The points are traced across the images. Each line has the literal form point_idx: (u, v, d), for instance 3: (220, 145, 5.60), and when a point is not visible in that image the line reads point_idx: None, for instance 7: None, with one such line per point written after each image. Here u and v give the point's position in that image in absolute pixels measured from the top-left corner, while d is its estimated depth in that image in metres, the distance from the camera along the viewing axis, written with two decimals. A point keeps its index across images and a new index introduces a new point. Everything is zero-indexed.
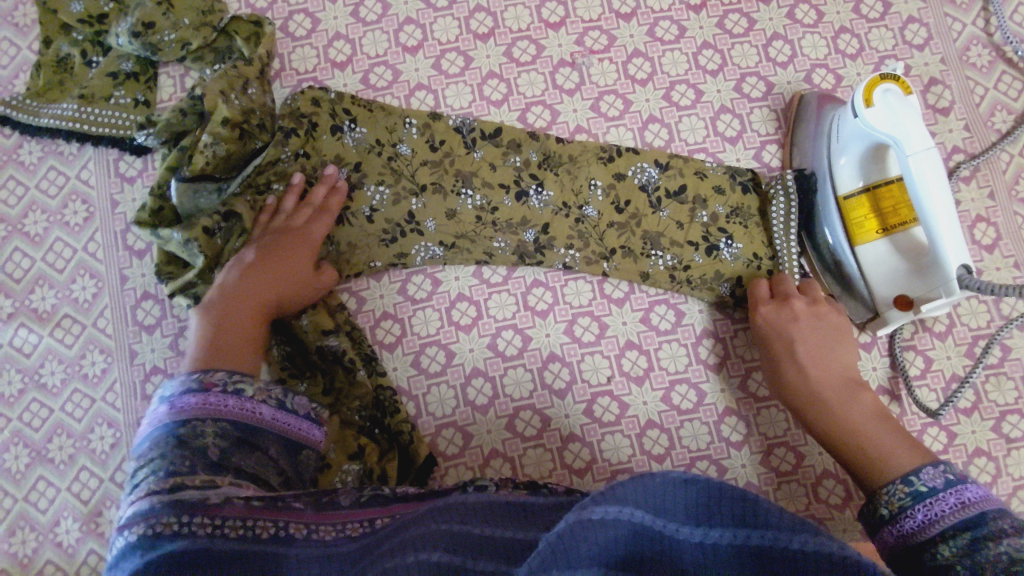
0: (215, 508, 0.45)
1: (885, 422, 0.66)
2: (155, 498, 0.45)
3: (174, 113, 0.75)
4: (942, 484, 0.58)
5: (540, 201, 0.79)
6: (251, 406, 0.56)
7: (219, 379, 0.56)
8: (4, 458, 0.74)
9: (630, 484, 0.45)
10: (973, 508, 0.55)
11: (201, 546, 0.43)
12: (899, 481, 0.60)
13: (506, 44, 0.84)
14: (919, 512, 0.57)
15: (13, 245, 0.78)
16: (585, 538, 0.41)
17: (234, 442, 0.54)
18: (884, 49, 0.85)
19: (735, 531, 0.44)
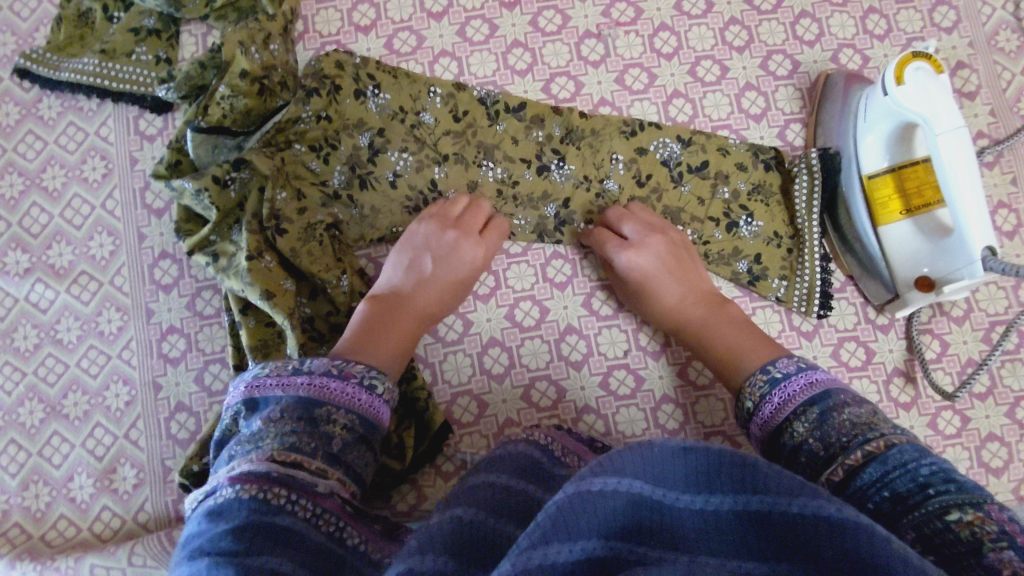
0: (318, 495, 0.50)
1: (746, 329, 0.70)
2: (272, 467, 0.49)
3: (194, 67, 0.75)
4: (796, 371, 0.62)
5: (561, 175, 0.79)
6: (354, 395, 0.57)
7: (358, 371, 0.58)
8: (18, 413, 0.74)
9: (630, 452, 0.43)
10: (820, 386, 0.59)
11: (299, 528, 0.47)
12: (758, 373, 0.64)
13: (532, 14, 0.83)
14: (773, 397, 0.61)
15: (30, 200, 0.78)
16: (582, 513, 0.39)
17: (357, 437, 0.56)
18: (912, 31, 0.84)
19: (736, 497, 0.41)
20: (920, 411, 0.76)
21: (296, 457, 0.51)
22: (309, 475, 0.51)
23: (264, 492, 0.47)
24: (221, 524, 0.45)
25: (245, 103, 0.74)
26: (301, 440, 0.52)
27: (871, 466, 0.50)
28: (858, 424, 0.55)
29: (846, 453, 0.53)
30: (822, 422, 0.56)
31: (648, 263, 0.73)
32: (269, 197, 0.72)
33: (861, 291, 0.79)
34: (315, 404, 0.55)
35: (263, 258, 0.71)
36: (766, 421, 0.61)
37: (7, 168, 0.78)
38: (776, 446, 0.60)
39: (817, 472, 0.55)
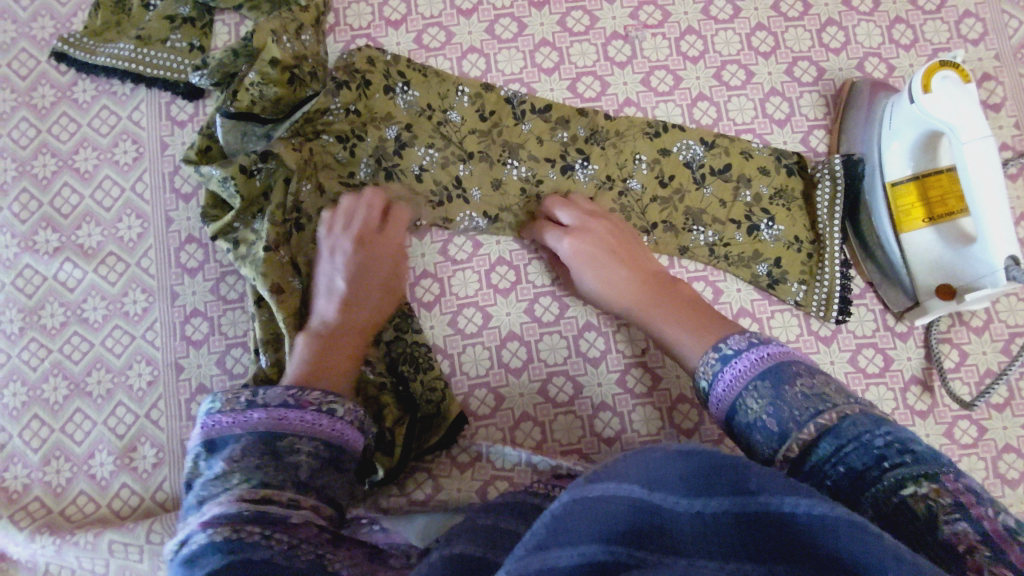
0: (293, 527, 0.48)
1: (688, 307, 0.70)
2: (243, 506, 0.48)
3: (226, 54, 0.75)
4: (746, 346, 0.60)
5: (585, 175, 0.80)
6: (316, 422, 0.55)
7: (316, 398, 0.57)
8: (42, 389, 0.75)
9: (629, 462, 0.46)
10: (770, 360, 0.58)
11: (276, 561, 0.45)
12: (710, 351, 0.63)
13: (561, 14, 0.84)
14: (725, 374, 0.60)
15: (62, 180, 0.79)
16: (581, 517, 0.42)
17: (324, 461, 0.54)
18: (938, 41, 0.85)
19: (732, 498, 0.43)
20: (937, 420, 0.76)
21: (262, 492, 0.49)
22: (281, 508, 0.49)
23: (240, 533, 0.46)
24: (200, 572, 0.44)
25: (275, 92, 0.75)
26: (266, 474, 0.51)
27: (825, 442, 0.51)
28: (811, 397, 0.54)
29: (800, 429, 0.53)
30: (775, 398, 0.55)
31: (588, 247, 0.74)
32: (295, 189, 0.75)
33: (879, 298, 0.79)
34: (276, 436, 0.53)
35: (278, 252, 0.73)
36: (719, 399, 0.60)
37: (40, 148, 0.79)
38: (735, 428, 0.59)
39: (774, 450, 0.54)
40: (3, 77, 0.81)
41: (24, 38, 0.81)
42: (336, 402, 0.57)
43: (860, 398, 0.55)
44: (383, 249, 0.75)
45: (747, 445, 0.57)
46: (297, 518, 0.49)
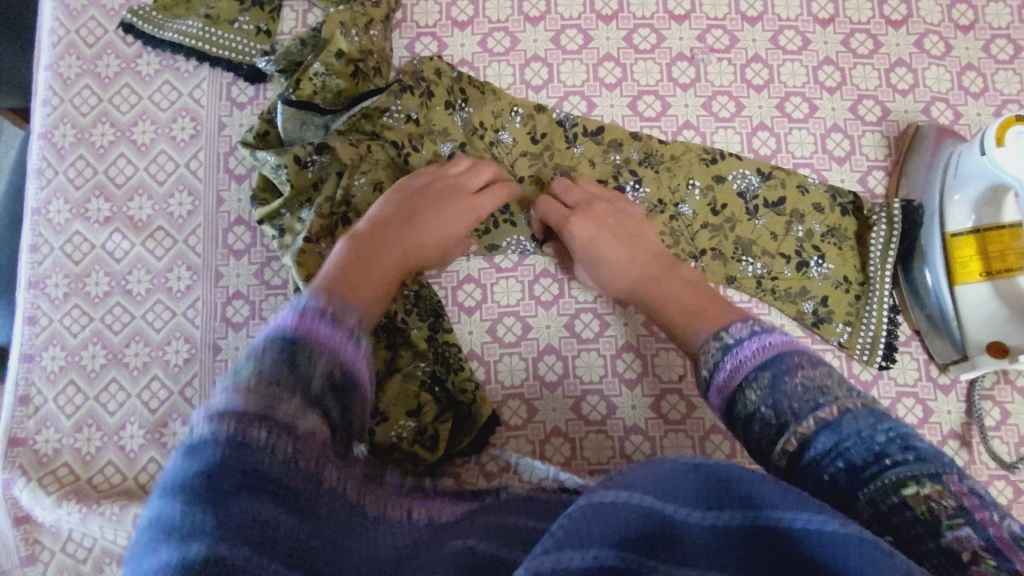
0: (303, 443, 0.44)
1: (690, 288, 0.72)
2: (249, 405, 0.43)
3: (294, 42, 0.76)
4: (748, 337, 0.60)
5: (636, 197, 0.80)
6: (337, 344, 0.50)
7: (349, 324, 0.53)
8: (80, 356, 0.75)
9: (640, 470, 0.45)
10: (770, 350, 0.57)
11: (283, 479, 0.42)
12: (714, 339, 0.63)
13: (628, 29, 0.84)
14: (727, 363, 0.59)
15: (119, 150, 0.79)
16: (595, 519, 0.40)
17: (338, 386, 0.49)
18: (1009, 92, 0.83)
19: (742, 512, 0.43)
20: (973, 477, 0.74)
21: (272, 387, 0.44)
22: (288, 413, 0.44)
23: (243, 432, 0.42)
24: (196, 464, 0.41)
25: (338, 85, 0.75)
26: (281, 376, 0.45)
27: (823, 436, 0.50)
28: (810, 389, 0.53)
29: (797, 422, 0.52)
30: (773, 388, 0.54)
31: (587, 225, 0.74)
32: (346, 183, 0.74)
33: (925, 347, 0.77)
34: (303, 338, 0.49)
35: (317, 244, 0.73)
36: (719, 386, 0.59)
37: (100, 117, 0.80)
38: (734, 418, 0.57)
39: (772, 444, 0.53)
40: (71, 43, 0.81)
41: (95, 6, 0.82)
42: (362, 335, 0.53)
43: (864, 391, 0.53)
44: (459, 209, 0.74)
45: (746, 437, 0.56)
46: (305, 426, 0.45)
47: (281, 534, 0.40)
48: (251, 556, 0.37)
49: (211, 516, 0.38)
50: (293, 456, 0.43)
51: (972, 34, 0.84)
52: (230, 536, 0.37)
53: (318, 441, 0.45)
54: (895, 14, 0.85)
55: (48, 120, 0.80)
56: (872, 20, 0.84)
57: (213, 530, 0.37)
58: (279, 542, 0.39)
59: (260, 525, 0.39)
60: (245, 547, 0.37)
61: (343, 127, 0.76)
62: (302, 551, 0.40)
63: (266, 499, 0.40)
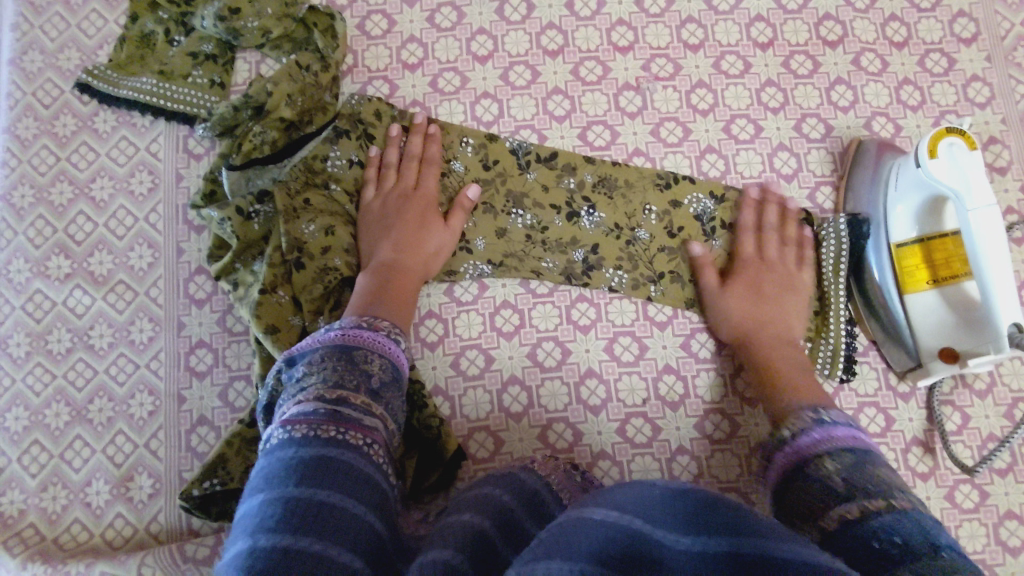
0: (365, 430, 0.51)
1: (795, 354, 0.75)
2: (318, 406, 0.51)
3: (229, 109, 0.78)
4: (844, 422, 0.63)
5: (591, 222, 0.81)
6: (382, 344, 0.60)
7: (385, 326, 0.62)
8: (44, 414, 0.75)
9: (628, 498, 0.45)
10: (864, 442, 0.60)
11: (350, 460, 0.48)
12: (812, 411, 0.65)
13: (574, 63, 0.86)
14: (816, 431, 0.62)
15: (78, 208, 0.80)
16: (584, 535, 0.41)
17: (390, 375, 0.59)
18: (945, 103, 0.85)
19: (730, 539, 0.41)
20: (938, 483, 0.75)
21: (339, 393, 0.53)
22: (355, 409, 0.52)
23: (314, 428, 0.49)
24: (275, 461, 0.47)
25: (273, 137, 0.77)
26: (342, 378, 0.55)
27: (889, 514, 0.51)
28: (889, 480, 0.55)
29: (866, 498, 0.54)
30: (853, 466, 0.57)
31: (756, 279, 0.78)
32: (293, 229, 0.75)
33: (883, 357, 0.78)
34: (351, 348, 0.58)
35: (276, 293, 0.73)
36: (798, 449, 0.62)
37: (58, 176, 0.81)
38: (799, 481, 0.59)
39: (827, 507, 0.55)
40: (28, 105, 0.83)
41: (51, 69, 0.84)
42: (399, 333, 0.63)
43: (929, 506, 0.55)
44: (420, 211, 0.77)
45: (804, 500, 0.58)
46: (368, 422, 0.53)
47: (343, 516, 0.44)
48: (318, 536, 0.42)
49: (284, 502, 0.44)
50: (357, 452, 0.49)
51: (907, 50, 0.87)
52: (294, 521, 0.42)
53: (376, 439, 0.52)
54: (831, 34, 0.87)
55: (6, 182, 0.81)
56: (810, 42, 0.87)
57: (280, 513, 0.43)
58: (340, 523, 0.44)
59: (328, 510, 0.44)
60: (308, 527, 0.42)
61: (285, 176, 0.77)
62: (361, 533, 0.44)
63: (331, 485, 0.46)
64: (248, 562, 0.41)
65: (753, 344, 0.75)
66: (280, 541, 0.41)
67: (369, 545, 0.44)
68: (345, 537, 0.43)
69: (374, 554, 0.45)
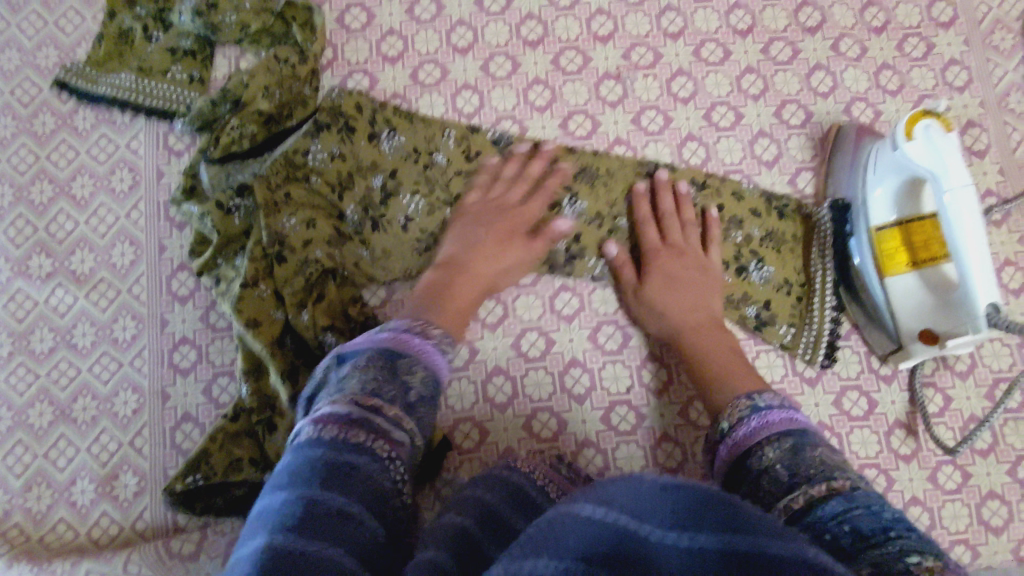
0: (394, 442, 0.51)
1: (727, 346, 0.74)
2: (353, 408, 0.50)
3: (207, 104, 0.78)
4: (780, 404, 0.62)
5: (574, 212, 0.80)
6: (426, 349, 0.58)
7: (436, 336, 0.60)
8: (28, 413, 0.75)
9: (617, 488, 0.44)
10: (799, 424, 0.59)
11: (371, 470, 0.48)
12: (745, 399, 0.64)
13: (554, 53, 0.86)
14: (755, 420, 0.61)
15: (58, 207, 0.80)
16: (571, 531, 0.41)
17: (432, 388, 0.57)
18: (924, 88, 0.86)
19: (720, 535, 0.40)
20: (920, 465, 0.76)
21: (382, 399, 0.52)
22: (389, 420, 0.51)
23: (344, 432, 0.48)
24: (302, 457, 0.47)
25: (252, 131, 0.77)
26: (382, 384, 0.53)
27: (835, 501, 0.50)
28: (827, 463, 0.54)
29: (808, 484, 0.52)
30: (795, 452, 0.56)
31: (665, 270, 0.77)
32: (272, 223, 0.75)
33: (865, 340, 0.79)
34: (396, 352, 0.56)
35: (257, 287, 0.73)
36: (741, 439, 0.60)
37: (38, 175, 0.81)
38: (744, 476, 0.58)
39: (778, 498, 0.54)
40: (6, 105, 0.82)
41: (28, 67, 0.83)
42: (446, 345, 0.61)
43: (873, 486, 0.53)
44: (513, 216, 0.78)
45: (751, 491, 0.56)
46: (400, 434, 0.51)
47: (349, 526, 0.45)
48: (328, 542, 0.43)
49: (301, 504, 0.44)
50: (380, 463, 0.49)
51: (885, 34, 0.87)
52: (303, 524, 0.43)
53: (403, 453, 0.51)
54: (810, 20, 0.87)
55: None
56: (789, 28, 0.87)
57: (292, 514, 0.44)
58: (350, 536, 0.45)
59: (338, 517, 0.45)
60: (321, 535, 0.43)
61: (265, 171, 0.77)
62: (369, 547, 0.45)
63: (344, 492, 0.46)
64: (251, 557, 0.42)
65: (689, 338, 0.74)
66: (286, 541, 0.42)
67: (375, 558, 0.46)
68: (350, 544, 0.44)
69: (375, 563, 0.45)
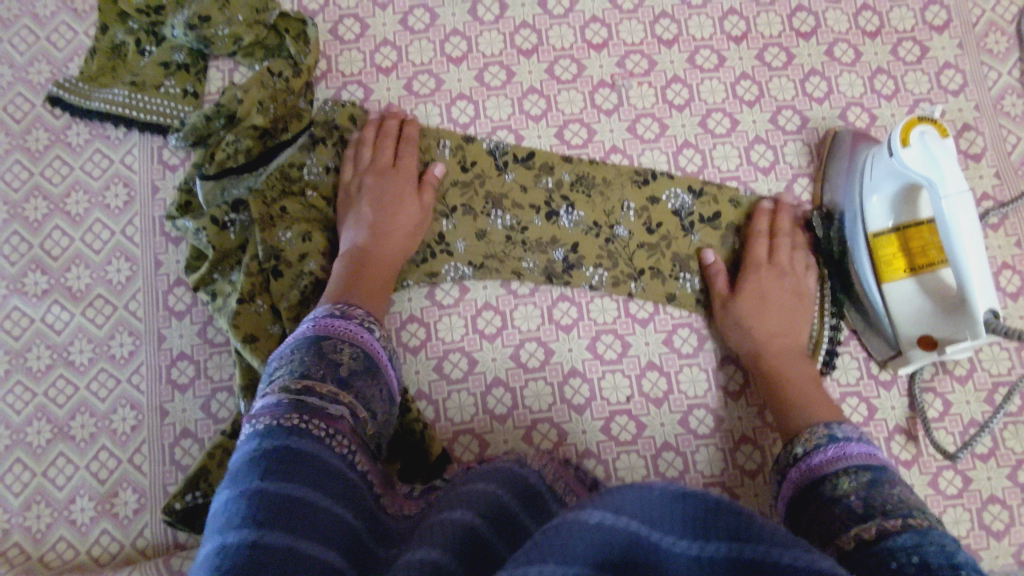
0: (331, 420, 0.51)
1: (806, 372, 0.74)
2: (285, 397, 0.51)
3: (200, 118, 0.77)
4: (857, 438, 0.64)
5: (570, 221, 0.80)
6: (355, 332, 0.60)
7: (358, 314, 0.63)
8: (26, 432, 0.75)
9: (626, 491, 0.39)
10: (878, 460, 0.61)
11: (314, 453, 0.48)
12: (822, 427, 0.67)
13: (548, 62, 0.86)
14: (829, 449, 0.64)
15: (52, 223, 0.80)
16: (578, 537, 0.37)
17: (365, 363, 0.58)
18: (919, 92, 0.86)
19: (731, 544, 0.38)
20: (921, 470, 0.76)
21: (307, 382, 0.53)
22: (321, 399, 0.52)
23: (278, 419, 0.49)
24: (242, 453, 0.47)
25: (247, 146, 0.77)
26: (310, 369, 0.54)
27: (908, 535, 0.51)
28: (906, 500, 0.56)
29: (884, 517, 0.54)
30: (872, 485, 0.58)
31: (763, 287, 0.76)
32: (267, 238, 0.75)
33: (863, 346, 0.79)
34: (321, 339, 0.58)
35: (253, 303, 0.73)
36: (816, 467, 0.64)
37: (32, 191, 0.80)
38: (818, 497, 0.61)
39: (847, 524, 0.55)
40: None
41: (21, 82, 0.83)
42: (373, 323, 0.63)
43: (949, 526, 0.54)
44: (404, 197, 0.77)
45: (819, 513, 0.59)
46: (336, 411, 0.52)
47: (312, 508, 0.44)
48: (286, 530, 0.41)
49: (250, 496, 0.43)
50: (319, 443, 0.49)
51: (879, 39, 0.87)
52: (264, 513, 0.42)
53: (342, 429, 0.52)
54: (804, 26, 0.87)
55: None
56: (783, 34, 0.87)
57: (248, 507, 0.42)
58: (307, 519, 0.43)
59: (299, 502, 0.44)
60: (275, 520, 0.41)
61: (260, 185, 0.77)
62: (332, 531, 0.44)
63: (298, 477, 0.45)
64: (220, 560, 0.39)
65: (769, 359, 0.75)
66: (250, 535, 0.40)
67: (340, 542, 0.44)
68: (313, 530, 0.43)
69: (345, 547, 0.45)
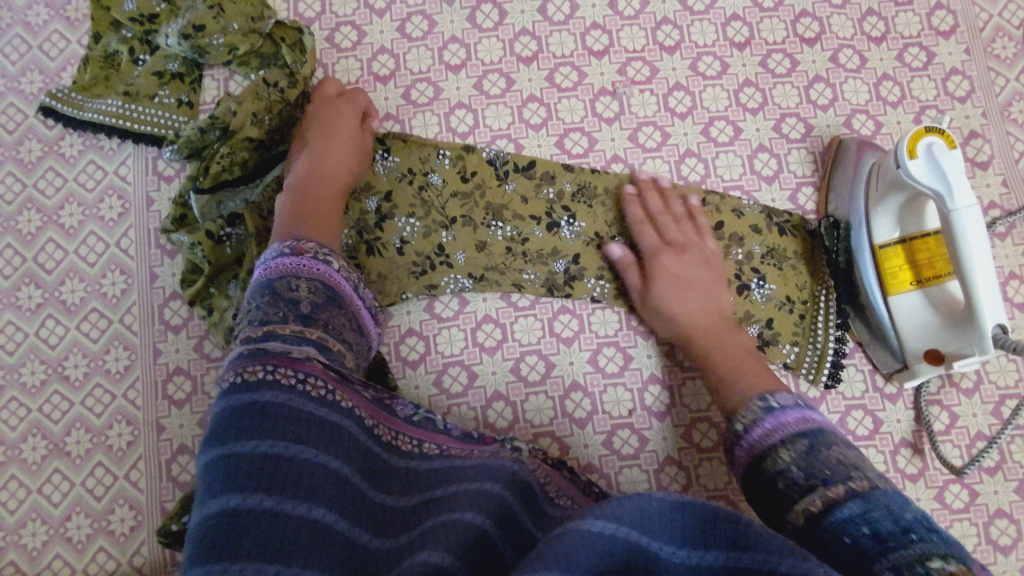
0: (296, 363, 0.50)
1: (738, 345, 0.72)
2: (243, 349, 0.51)
3: (194, 131, 0.73)
4: (794, 405, 0.60)
5: (571, 232, 0.79)
6: (308, 267, 0.59)
7: (311, 248, 0.60)
8: (21, 448, 0.74)
9: (625, 500, 0.43)
10: (814, 424, 0.58)
11: (283, 401, 0.47)
12: (758, 400, 0.63)
13: (549, 69, 0.84)
14: (767, 422, 0.59)
15: (47, 236, 0.79)
16: (581, 545, 0.40)
17: (324, 298, 0.58)
18: (925, 99, 0.84)
19: (729, 553, 0.42)
20: (927, 484, 0.75)
21: (268, 328, 0.53)
22: (282, 344, 0.52)
23: (242, 372, 0.49)
24: (217, 412, 0.48)
25: (243, 158, 0.75)
26: (268, 313, 0.54)
27: (854, 504, 0.49)
28: (845, 463, 0.53)
29: (826, 487, 0.51)
30: (809, 453, 0.55)
31: (671, 270, 0.75)
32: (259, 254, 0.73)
33: (868, 358, 0.78)
34: (276, 282, 0.57)
35: None
36: (754, 442, 0.59)
37: (25, 204, 0.79)
38: (759, 473, 0.57)
39: (795, 504, 0.52)
40: None
41: (13, 93, 0.82)
42: (330, 254, 0.61)
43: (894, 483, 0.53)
44: (340, 124, 0.75)
45: (767, 494, 0.56)
46: (301, 353, 0.52)
47: (291, 466, 0.45)
48: (262, 492, 0.43)
49: (227, 460, 0.44)
50: (293, 393, 0.48)
51: (885, 45, 0.86)
52: (243, 479, 0.43)
53: (312, 369, 0.51)
54: (808, 31, 0.86)
55: None
56: (787, 40, 0.86)
57: (226, 473, 0.44)
58: (286, 475, 0.44)
59: (278, 463, 0.44)
60: (257, 485, 0.43)
61: (256, 197, 0.77)
62: (320, 483, 0.45)
63: (274, 433, 0.46)
64: (204, 527, 0.42)
65: (695, 339, 0.73)
66: (230, 503, 0.42)
67: (326, 493, 0.46)
68: (297, 491, 0.44)
69: (336, 497, 0.46)
